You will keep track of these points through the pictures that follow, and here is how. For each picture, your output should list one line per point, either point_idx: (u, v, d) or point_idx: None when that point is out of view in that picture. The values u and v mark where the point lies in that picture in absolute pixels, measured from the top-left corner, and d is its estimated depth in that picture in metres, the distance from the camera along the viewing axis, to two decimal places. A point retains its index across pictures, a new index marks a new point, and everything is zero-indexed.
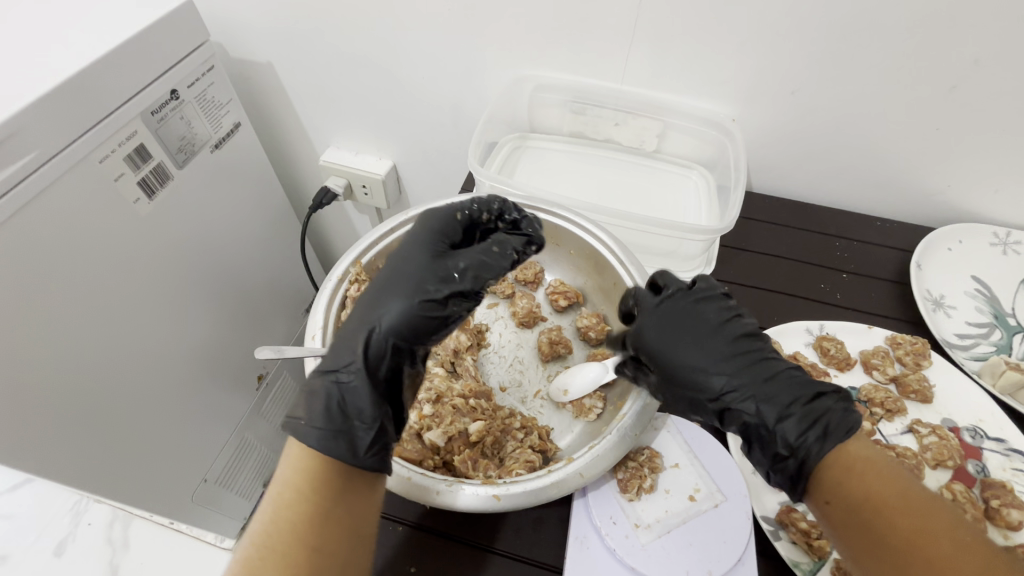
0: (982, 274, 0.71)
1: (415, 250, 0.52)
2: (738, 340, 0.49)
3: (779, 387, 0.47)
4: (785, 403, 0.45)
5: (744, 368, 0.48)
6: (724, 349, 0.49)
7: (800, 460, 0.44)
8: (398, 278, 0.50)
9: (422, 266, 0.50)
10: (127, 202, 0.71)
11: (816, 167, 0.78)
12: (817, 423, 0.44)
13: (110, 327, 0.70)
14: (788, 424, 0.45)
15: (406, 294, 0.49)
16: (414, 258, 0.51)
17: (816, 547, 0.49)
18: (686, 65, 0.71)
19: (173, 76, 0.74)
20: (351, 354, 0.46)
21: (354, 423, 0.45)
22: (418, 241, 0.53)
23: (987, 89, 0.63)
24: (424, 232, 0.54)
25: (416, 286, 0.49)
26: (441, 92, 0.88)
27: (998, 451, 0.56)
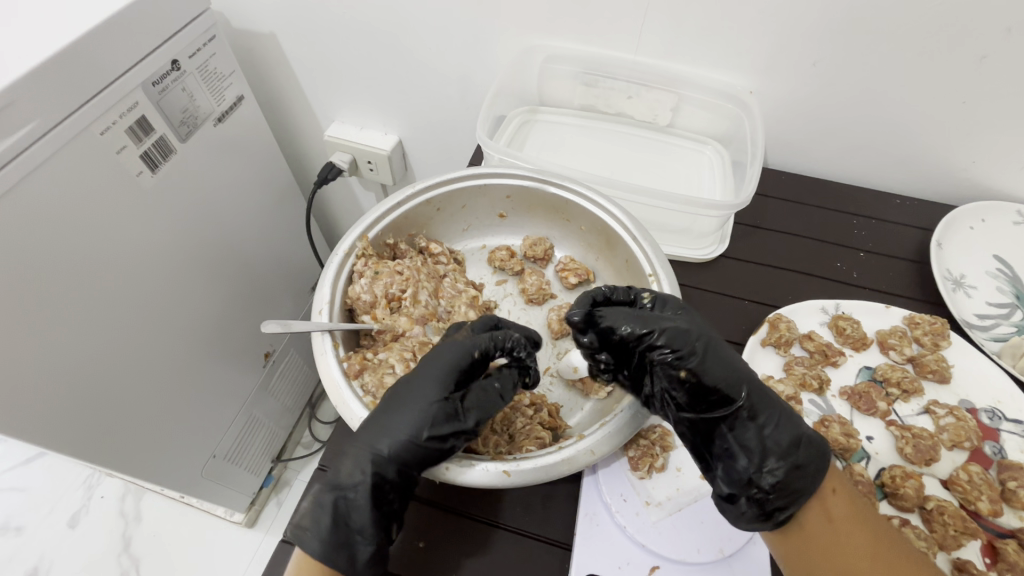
0: (1004, 253, 0.69)
1: (439, 379, 0.49)
2: (732, 358, 0.47)
3: (768, 400, 0.47)
4: (777, 428, 0.46)
5: (742, 376, 0.47)
6: (733, 355, 0.48)
7: (786, 479, 0.44)
8: (400, 398, 0.48)
9: (431, 397, 0.48)
10: (130, 174, 0.69)
11: (835, 143, 0.75)
12: (807, 438, 0.46)
13: (116, 307, 0.70)
14: (774, 439, 0.45)
15: (412, 417, 0.47)
16: (426, 390, 0.48)
17: (846, 449, 0.54)
18: (702, 37, 0.69)
19: (174, 45, 0.71)
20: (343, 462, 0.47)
21: (354, 538, 0.45)
22: (440, 377, 0.49)
23: (1016, 63, 0.60)
24: (446, 361, 0.50)
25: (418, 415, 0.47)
26: (449, 63, 0.85)
27: (1017, 432, 0.55)
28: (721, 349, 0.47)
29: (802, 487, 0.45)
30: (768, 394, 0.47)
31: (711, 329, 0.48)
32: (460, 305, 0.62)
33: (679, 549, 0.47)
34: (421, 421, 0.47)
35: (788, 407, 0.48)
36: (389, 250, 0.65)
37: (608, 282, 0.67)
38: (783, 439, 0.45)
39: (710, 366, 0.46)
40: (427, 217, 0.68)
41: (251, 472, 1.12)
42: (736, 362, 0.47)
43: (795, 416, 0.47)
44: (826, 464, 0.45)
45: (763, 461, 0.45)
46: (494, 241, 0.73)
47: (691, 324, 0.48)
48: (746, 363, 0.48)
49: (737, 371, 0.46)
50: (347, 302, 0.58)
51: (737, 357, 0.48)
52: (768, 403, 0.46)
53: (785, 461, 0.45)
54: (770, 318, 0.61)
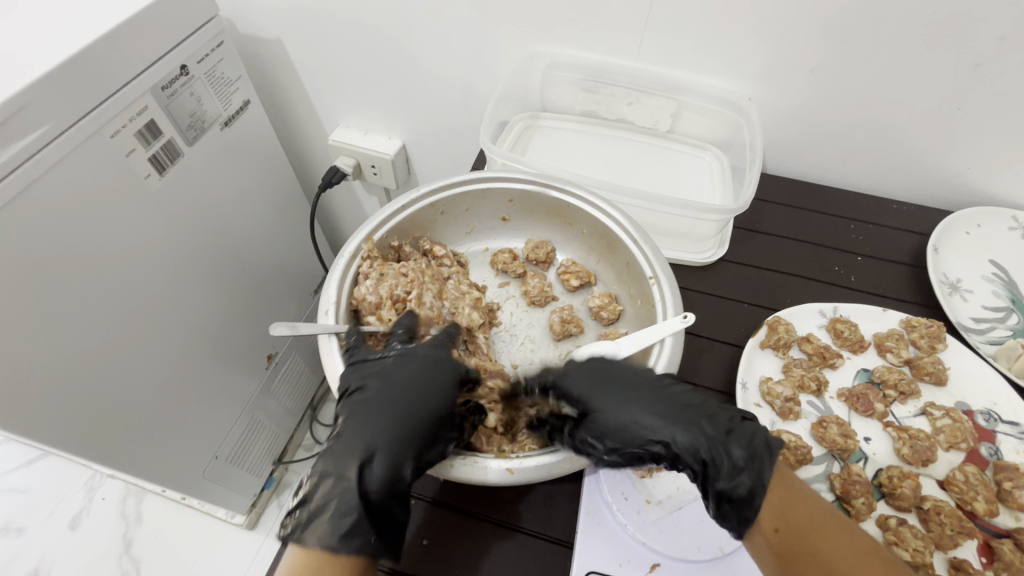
0: (1000, 258, 0.70)
1: (429, 387, 0.51)
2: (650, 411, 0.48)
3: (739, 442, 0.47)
4: (708, 472, 0.46)
5: (661, 427, 0.47)
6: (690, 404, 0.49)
7: (723, 515, 0.46)
8: (379, 407, 0.49)
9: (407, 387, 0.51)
10: (138, 176, 0.71)
11: (832, 149, 0.77)
12: (784, 477, 0.46)
13: (123, 307, 0.71)
14: (708, 481, 0.46)
15: (382, 415, 0.49)
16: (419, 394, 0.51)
17: (844, 449, 0.55)
18: (701, 45, 0.70)
19: (183, 51, 0.73)
20: (345, 469, 0.46)
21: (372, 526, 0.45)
22: (427, 383, 0.52)
23: (1009, 71, 0.61)
24: (433, 370, 0.52)
25: (409, 418, 0.49)
26: (452, 69, 0.86)
27: (1012, 434, 0.56)
28: (636, 402, 0.48)
29: (748, 523, 0.45)
30: (699, 435, 0.47)
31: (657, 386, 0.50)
32: (464, 307, 0.62)
33: (680, 547, 0.48)
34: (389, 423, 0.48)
35: (731, 441, 0.47)
36: (393, 253, 0.66)
37: (609, 285, 0.68)
38: (718, 480, 0.46)
39: (619, 423, 0.48)
40: (431, 220, 0.69)
41: (252, 474, 1.12)
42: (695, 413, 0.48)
43: (739, 452, 0.46)
44: (756, 503, 0.45)
45: (701, 498, 0.47)
46: (497, 244, 0.74)
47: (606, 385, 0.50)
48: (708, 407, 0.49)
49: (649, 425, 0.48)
50: (352, 303, 0.59)
51: (658, 408, 0.48)
52: (699, 446, 0.47)
53: (718, 501, 0.46)
54: (769, 320, 0.62)
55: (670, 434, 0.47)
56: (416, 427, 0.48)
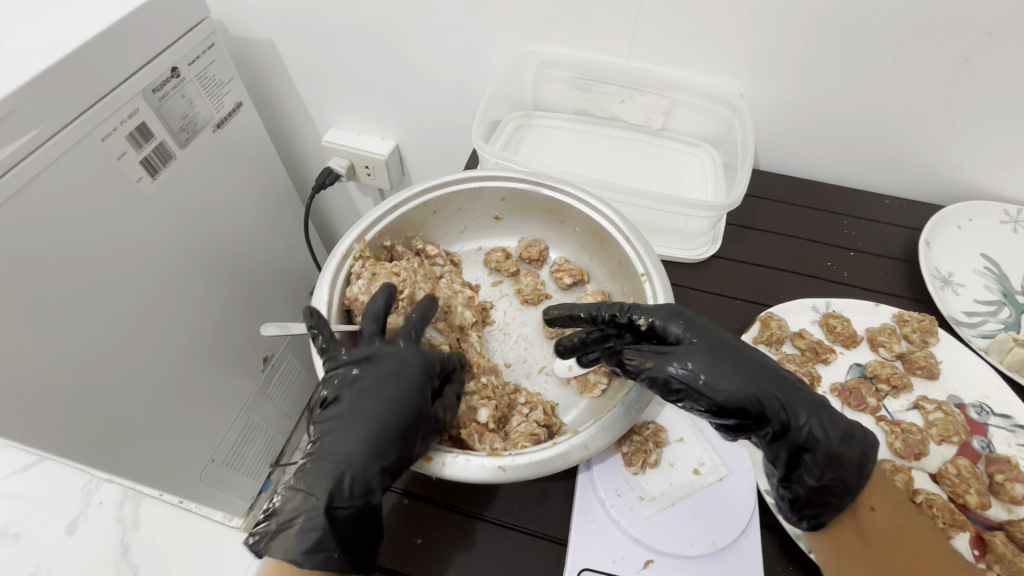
0: (991, 252, 0.70)
1: (386, 373, 0.51)
2: (755, 380, 0.45)
3: (805, 410, 0.46)
4: (816, 436, 0.45)
5: (770, 398, 0.45)
6: (754, 371, 0.46)
7: (816, 491, 0.46)
8: (342, 384, 0.51)
9: (373, 373, 0.51)
10: (130, 179, 0.70)
11: (825, 146, 0.77)
12: (848, 441, 0.46)
13: (116, 310, 0.71)
14: (811, 454, 0.45)
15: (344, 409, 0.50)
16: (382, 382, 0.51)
17: None
18: (692, 42, 0.70)
19: (174, 53, 0.73)
20: (317, 464, 0.48)
21: (335, 533, 0.46)
22: (392, 370, 0.51)
23: (998, 65, 0.62)
24: (387, 359, 0.52)
25: (371, 396, 0.50)
26: (444, 69, 0.86)
27: (1004, 427, 0.56)
28: (741, 370, 0.46)
29: (828, 501, 0.46)
30: (806, 404, 0.46)
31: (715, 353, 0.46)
32: (458, 306, 0.62)
33: (672, 543, 0.48)
34: (357, 413, 0.49)
35: (827, 410, 0.46)
36: (386, 252, 0.65)
37: (602, 283, 0.68)
38: (821, 450, 0.45)
39: (728, 392, 0.44)
40: (423, 220, 0.69)
41: (249, 476, 1.12)
42: (761, 382, 0.46)
43: (834, 423, 0.46)
44: (864, 471, 0.46)
45: (795, 473, 0.46)
46: (490, 243, 0.74)
47: (698, 352, 0.46)
48: (773, 372, 0.47)
49: (759, 396, 0.44)
50: (345, 302, 0.59)
51: (759, 377, 0.46)
52: (807, 413, 0.45)
53: (816, 476, 0.45)
54: (762, 316, 0.62)
55: (779, 403, 0.45)
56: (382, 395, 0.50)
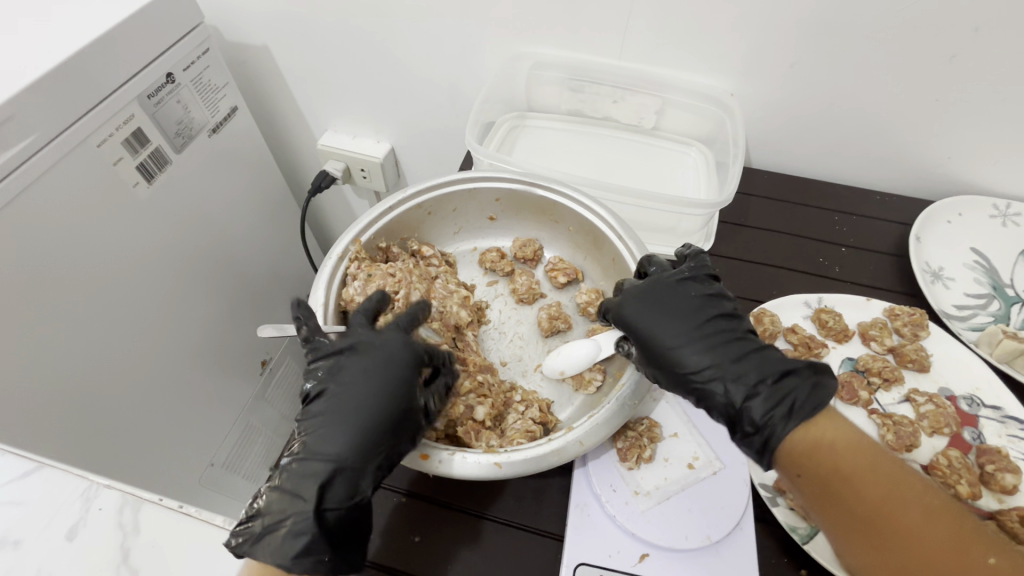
0: (981, 246, 0.71)
1: (372, 369, 0.50)
2: (699, 334, 0.49)
3: (720, 369, 0.48)
4: (753, 382, 0.46)
5: (711, 352, 0.49)
6: (681, 325, 0.50)
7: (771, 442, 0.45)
8: (338, 377, 0.50)
9: (370, 368, 0.50)
10: (126, 185, 0.71)
11: (816, 143, 0.78)
12: (770, 403, 0.45)
13: (114, 314, 0.71)
14: (755, 404, 0.46)
15: (340, 405, 0.48)
16: (368, 379, 0.50)
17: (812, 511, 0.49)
18: (684, 41, 0.71)
19: (169, 59, 0.73)
20: (310, 462, 0.46)
21: (325, 535, 0.45)
22: (378, 362, 0.50)
23: (984, 61, 0.62)
24: (373, 355, 0.51)
25: (366, 391, 0.49)
26: (437, 71, 0.87)
27: (995, 418, 0.57)
28: (685, 328, 0.50)
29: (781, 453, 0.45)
30: (748, 356, 0.48)
31: (648, 304, 0.52)
32: (453, 306, 0.62)
33: (668, 537, 0.48)
34: (354, 409, 0.48)
35: (768, 363, 0.48)
36: (381, 254, 0.66)
37: (597, 281, 0.69)
38: (762, 400, 0.46)
39: (677, 347, 0.49)
40: (418, 221, 0.69)
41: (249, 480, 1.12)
42: (685, 336, 0.50)
43: (777, 375, 0.47)
44: (813, 416, 0.45)
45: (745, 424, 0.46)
46: (485, 243, 0.75)
47: (651, 317, 0.51)
48: (727, 332, 0.50)
49: (701, 351, 0.49)
50: (341, 304, 0.60)
51: (704, 334, 0.49)
52: (748, 366, 0.48)
53: (764, 425, 0.45)
54: (755, 312, 0.63)
55: (719, 358, 0.48)
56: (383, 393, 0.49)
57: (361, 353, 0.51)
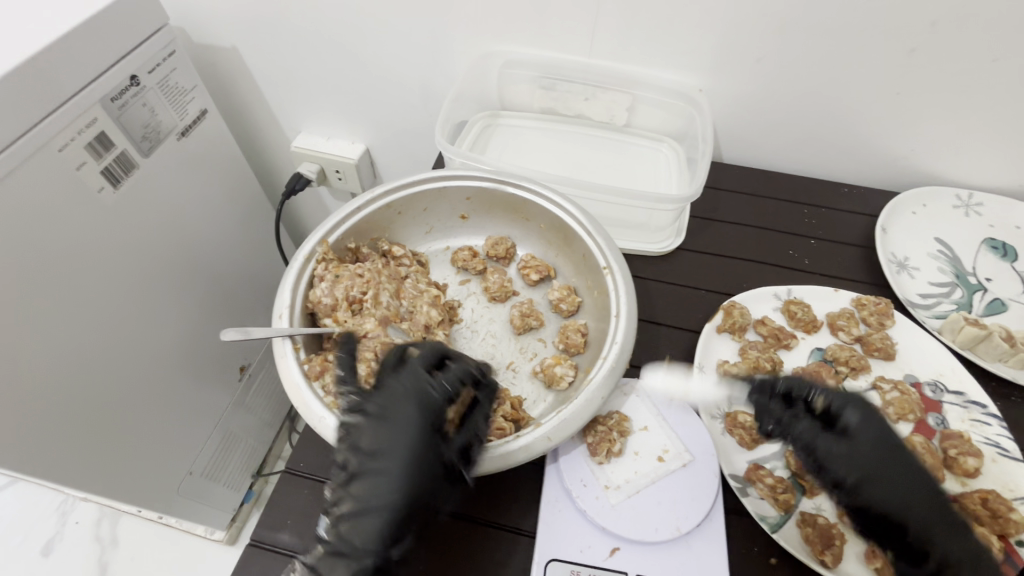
0: (945, 236, 0.72)
1: (399, 445, 0.45)
2: (873, 460, 0.44)
3: (885, 479, 0.44)
4: (922, 524, 0.42)
5: (881, 484, 0.44)
6: (872, 452, 0.45)
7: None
8: (376, 443, 0.45)
9: (411, 436, 0.45)
10: (91, 190, 0.69)
11: (784, 137, 0.79)
12: (947, 529, 0.41)
13: (79, 323, 0.69)
14: (926, 545, 0.42)
15: (374, 482, 0.44)
16: (393, 456, 0.44)
17: (782, 500, 0.50)
18: (652, 38, 0.71)
19: (133, 61, 0.72)
20: (341, 550, 0.42)
21: None
22: (421, 428, 0.46)
23: (943, 54, 0.64)
24: (394, 424, 0.46)
25: (405, 464, 0.44)
26: (409, 71, 0.87)
27: (958, 403, 0.58)
28: (873, 453, 0.45)
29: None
30: (920, 490, 0.43)
31: (869, 408, 0.47)
32: (422, 306, 0.62)
33: (638, 529, 0.49)
34: (389, 487, 0.43)
35: (940, 500, 0.43)
36: (350, 254, 0.65)
37: (568, 278, 0.69)
38: (935, 545, 0.41)
39: (871, 472, 0.44)
40: (388, 221, 0.69)
41: (230, 488, 1.09)
42: (880, 445, 0.45)
43: (948, 513, 0.42)
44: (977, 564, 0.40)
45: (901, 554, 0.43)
46: (457, 242, 0.74)
47: (861, 438, 0.45)
48: (903, 459, 0.44)
49: (885, 482, 0.44)
50: (308, 306, 0.59)
51: (893, 461, 0.44)
52: (923, 505, 0.42)
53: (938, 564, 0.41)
54: (724, 304, 0.64)
55: (890, 489, 0.43)
56: (420, 464, 0.44)
57: (382, 422, 0.46)
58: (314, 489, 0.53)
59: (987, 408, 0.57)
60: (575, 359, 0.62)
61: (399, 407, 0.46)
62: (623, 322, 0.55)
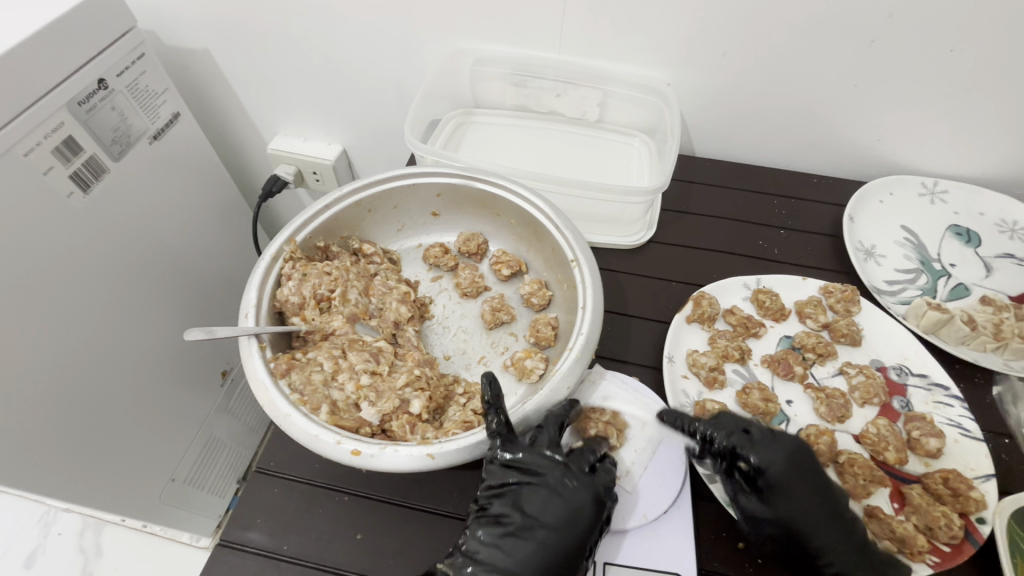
0: (911, 224, 0.74)
1: (563, 522, 0.47)
2: (794, 499, 0.49)
3: (804, 525, 0.48)
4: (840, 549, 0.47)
5: (802, 519, 0.48)
6: (799, 493, 0.49)
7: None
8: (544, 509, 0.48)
9: (572, 519, 0.47)
10: (59, 195, 0.69)
11: (752, 130, 0.80)
12: (845, 545, 0.47)
13: (50, 330, 0.68)
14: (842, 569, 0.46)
15: (519, 542, 0.47)
16: (553, 532, 0.47)
17: None
18: (619, 34, 0.72)
19: (101, 64, 0.71)
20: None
21: None
22: (585, 518, 0.47)
23: (902, 45, 0.65)
24: (566, 504, 0.48)
25: (556, 539, 0.47)
26: (381, 72, 0.87)
27: (922, 386, 0.59)
28: (795, 494, 0.49)
29: None
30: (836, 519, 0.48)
31: (794, 470, 0.49)
32: (392, 302, 0.62)
33: None
34: (534, 556, 0.46)
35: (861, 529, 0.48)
36: (320, 253, 0.65)
37: (539, 272, 0.69)
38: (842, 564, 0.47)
39: (794, 513, 0.48)
40: (359, 220, 0.69)
41: (215, 494, 1.07)
42: (802, 486, 0.49)
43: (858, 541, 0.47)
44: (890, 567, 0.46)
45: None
46: (430, 240, 0.75)
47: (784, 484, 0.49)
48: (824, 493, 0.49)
49: (806, 518, 0.48)
50: (276, 305, 0.59)
51: (814, 499, 0.49)
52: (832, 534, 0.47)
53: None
54: (693, 295, 0.64)
55: (808, 523, 0.48)
56: (570, 546, 0.46)
57: (556, 497, 0.48)
58: (283, 487, 0.53)
59: (949, 389, 0.58)
60: (546, 352, 0.62)
61: (574, 489, 0.49)
62: (590, 313, 0.56)
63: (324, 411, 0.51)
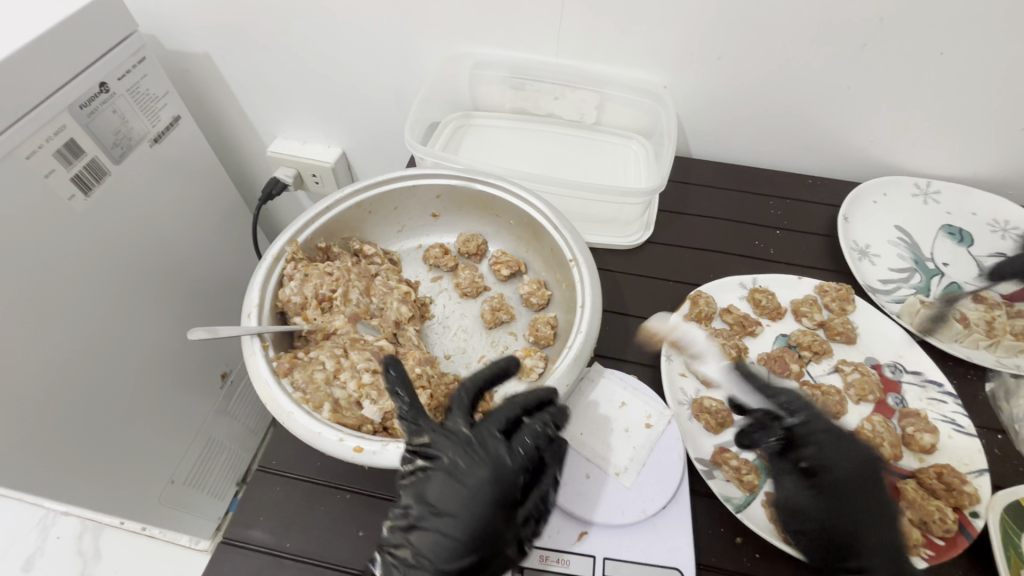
0: (904, 224, 0.75)
1: (469, 507, 0.46)
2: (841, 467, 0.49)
3: (849, 497, 0.48)
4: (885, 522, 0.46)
5: (850, 488, 0.48)
6: (846, 462, 0.49)
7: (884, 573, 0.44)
8: (448, 496, 0.46)
9: (476, 500, 0.46)
10: (60, 198, 0.69)
11: (747, 132, 0.81)
12: (888, 522, 0.46)
13: (50, 331, 0.69)
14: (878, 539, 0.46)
15: (439, 529, 0.45)
16: (459, 519, 0.45)
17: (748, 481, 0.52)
18: (616, 38, 0.73)
19: (102, 67, 0.72)
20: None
21: None
22: (489, 498, 0.46)
23: (893, 49, 0.66)
24: (463, 488, 0.46)
25: (470, 523, 0.45)
26: (380, 75, 0.88)
27: (916, 382, 0.60)
28: (841, 462, 0.50)
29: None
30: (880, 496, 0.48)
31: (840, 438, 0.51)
32: (392, 302, 0.63)
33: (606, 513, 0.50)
34: (449, 545, 0.45)
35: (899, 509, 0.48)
36: (321, 254, 0.66)
37: (538, 272, 0.70)
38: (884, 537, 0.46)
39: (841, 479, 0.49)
40: (359, 221, 0.70)
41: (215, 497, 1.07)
42: (849, 458, 0.50)
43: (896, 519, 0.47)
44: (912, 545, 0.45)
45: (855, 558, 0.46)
46: (429, 240, 0.75)
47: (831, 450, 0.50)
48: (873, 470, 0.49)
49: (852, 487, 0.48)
50: (278, 305, 0.59)
51: (861, 469, 0.49)
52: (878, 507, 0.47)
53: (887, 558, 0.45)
54: (691, 293, 0.65)
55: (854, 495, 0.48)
56: (486, 528, 0.45)
57: (453, 481, 0.47)
58: (286, 485, 0.53)
59: (943, 386, 0.59)
60: (545, 351, 0.63)
61: (469, 470, 0.47)
62: (588, 312, 0.56)
63: (325, 409, 0.51)
